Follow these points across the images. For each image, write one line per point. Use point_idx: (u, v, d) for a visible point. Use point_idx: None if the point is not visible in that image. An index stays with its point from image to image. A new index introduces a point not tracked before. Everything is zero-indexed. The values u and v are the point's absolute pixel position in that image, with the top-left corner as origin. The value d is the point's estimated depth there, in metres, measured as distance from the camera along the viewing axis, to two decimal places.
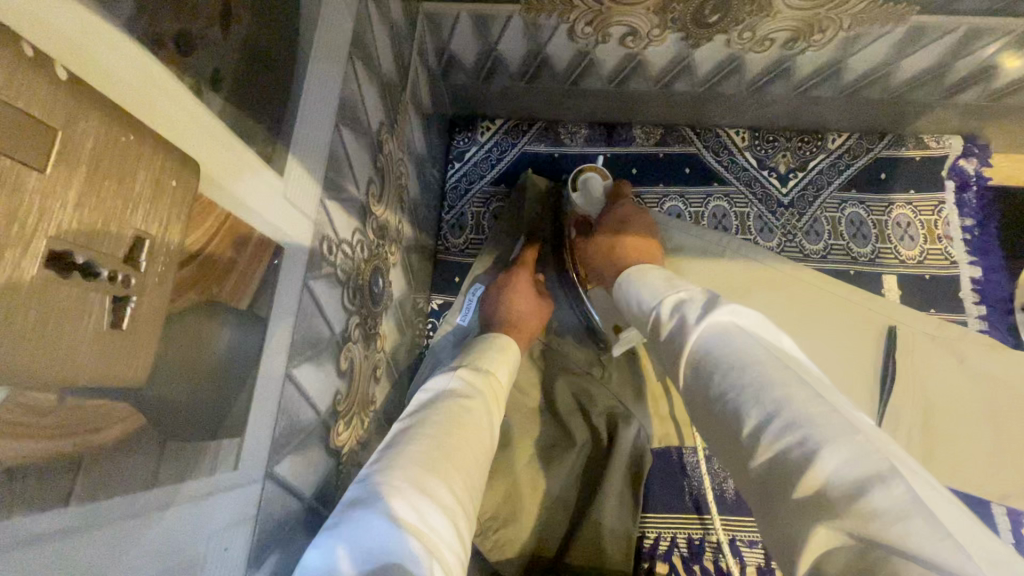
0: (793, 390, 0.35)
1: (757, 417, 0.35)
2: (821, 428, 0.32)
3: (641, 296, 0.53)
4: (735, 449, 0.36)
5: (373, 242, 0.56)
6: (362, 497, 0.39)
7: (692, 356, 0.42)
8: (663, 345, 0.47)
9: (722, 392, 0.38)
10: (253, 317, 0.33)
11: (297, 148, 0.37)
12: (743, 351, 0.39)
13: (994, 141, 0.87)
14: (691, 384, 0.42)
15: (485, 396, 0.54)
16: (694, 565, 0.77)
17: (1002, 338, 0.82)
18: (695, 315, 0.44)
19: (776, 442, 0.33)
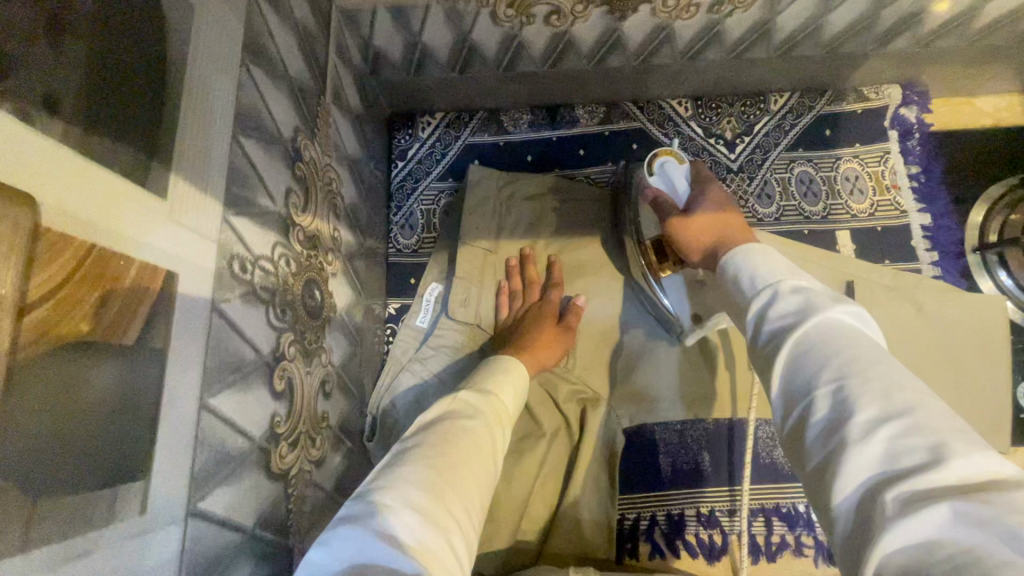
0: (921, 399, 0.34)
1: (873, 409, 0.33)
2: (948, 435, 0.31)
3: (750, 280, 0.48)
4: (827, 437, 0.35)
5: (302, 254, 0.54)
6: (357, 513, 0.42)
7: (810, 337, 0.39)
8: (774, 318, 0.43)
9: (839, 374, 0.36)
10: (146, 351, 0.31)
11: (183, 167, 0.35)
12: (871, 352, 0.37)
13: (931, 86, 0.87)
14: (799, 359, 0.39)
15: (487, 414, 0.56)
16: (676, 540, 0.77)
17: (956, 281, 0.83)
18: (822, 302, 0.42)
19: (888, 436, 0.32)
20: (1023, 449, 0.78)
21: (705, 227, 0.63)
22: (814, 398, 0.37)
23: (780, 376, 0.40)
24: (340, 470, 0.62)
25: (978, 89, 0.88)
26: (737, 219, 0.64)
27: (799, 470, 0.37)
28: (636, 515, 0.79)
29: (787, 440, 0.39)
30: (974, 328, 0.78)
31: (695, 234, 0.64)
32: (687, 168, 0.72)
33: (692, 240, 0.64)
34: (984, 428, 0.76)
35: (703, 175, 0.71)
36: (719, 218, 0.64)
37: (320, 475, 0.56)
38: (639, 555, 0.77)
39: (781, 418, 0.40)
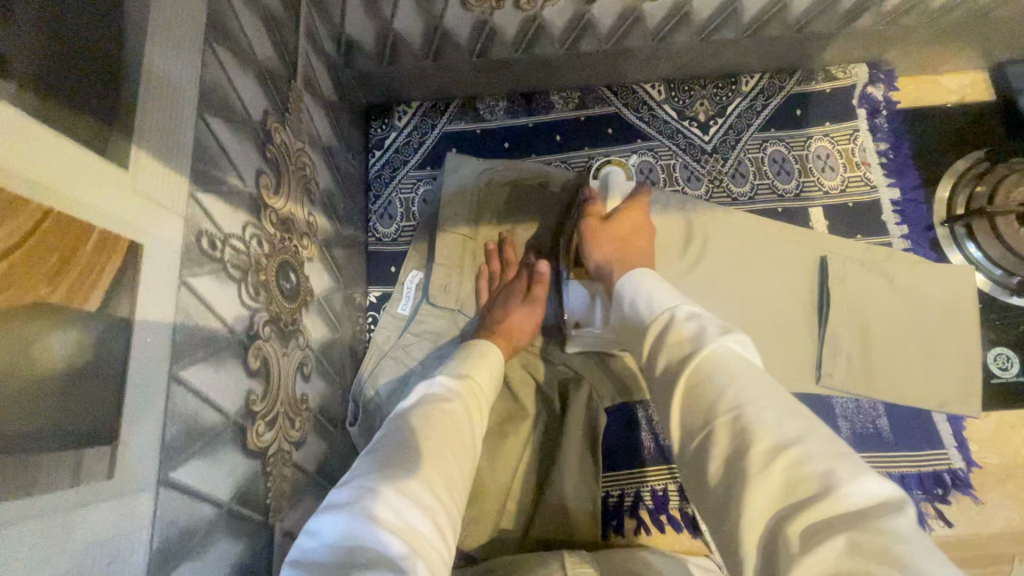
0: (813, 430, 0.37)
1: (768, 438, 0.36)
2: (837, 462, 0.34)
3: (649, 298, 0.55)
4: (733, 465, 0.37)
5: (275, 236, 0.54)
6: (343, 499, 0.41)
7: (700, 367, 0.44)
8: (670, 344, 0.48)
9: (735, 404, 0.39)
10: (110, 318, 0.31)
11: (145, 140, 0.35)
12: (755, 380, 0.41)
13: (897, 65, 0.89)
14: (695, 387, 0.43)
15: (465, 398, 0.57)
16: (660, 515, 0.78)
17: (926, 253, 0.85)
18: (710, 326, 0.47)
19: (783, 465, 0.35)
20: (994, 413, 0.80)
21: (614, 240, 0.73)
22: (716, 428, 0.40)
23: (682, 406, 0.44)
24: (322, 453, 0.63)
25: (942, 67, 0.90)
26: (644, 244, 0.74)
27: (703, 505, 0.40)
28: (620, 493, 0.80)
29: (693, 472, 0.41)
30: (945, 298, 0.80)
31: (605, 245, 0.73)
32: (627, 187, 0.84)
33: (600, 247, 0.73)
34: (957, 395, 0.77)
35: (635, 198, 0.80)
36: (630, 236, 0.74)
37: (300, 457, 0.57)
38: (625, 532, 0.78)
39: (685, 454, 0.43)
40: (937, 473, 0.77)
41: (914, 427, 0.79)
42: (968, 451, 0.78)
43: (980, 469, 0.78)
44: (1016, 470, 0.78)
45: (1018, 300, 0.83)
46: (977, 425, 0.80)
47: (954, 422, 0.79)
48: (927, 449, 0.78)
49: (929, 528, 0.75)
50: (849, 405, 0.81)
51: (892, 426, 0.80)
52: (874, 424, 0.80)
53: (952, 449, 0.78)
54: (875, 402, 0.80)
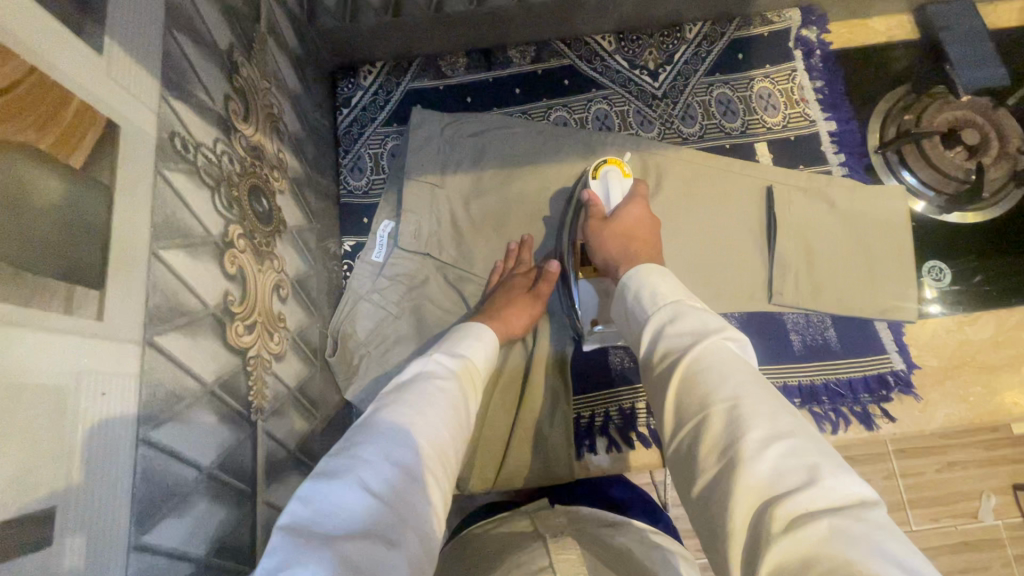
0: (803, 429, 0.38)
1: (761, 429, 0.37)
2: (823, 459, 0.35)
3: (652, 293, 0.54)
4: (722, 451, 0.37)
5: (245, 159, 0.57)
6: (339, 468, 0.43)
7: (699, 358, 0.44)
8: (670, 334, 0.48)
9: (734, 396, 0.39)
10: (91, 179, 0.35)
11: (117, 35, 0.39)
12: (752, 377, 0.42)
13: (828, 9, 0.96)
14: (692, 375, 0.43)
15: (462, 380, 0.58)
16: (629, 432, 0.83)
17: (862, 178, 0.91)
18: (715, 327, 0.47)
19: (774, 456, 0.35)
20: (930, 321, 0.87)
21: (615, 237, 0.71)
22: (710, 418, 0.39)
23: (673, 398, 0.44)
24: (302, 375, 0.66)
25: (870, 10, 0.97)
26: (651, 239, 0.72)
27: (682, 492, 0.41)
28: (591, 413, 0.84)
29: (676, 460, 0.42)
30: (881, 215, 0.86)
31: (608, 243, 0.71)
32: (630, 185, 0.79)
33: (606, 246, 0.71)
34: (895, 303, 0.84)
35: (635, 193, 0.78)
36: (635, 233, 0.72)
37: (280, 369, 0.60)
38: (596, 450, 0.83)
39: (671, 441, 0.43)
40: (881, 376, 0.84)
41: (859, 337, 0.85)
42: (908, 354, 0.85)
43: (919, 370, 0.85)
44: (953, 370, 0.85)
45: (952, 218, 0.89)
46: (916, 331, 0.87)
47: (894, 329, 0.86)
48: (871, 355, 0.85)
49: (875, 428, 0.83)
50: (799, 320, 0.87)
51: (839, 336, 0.86)
52: (823, 336, 0.86)
53: (893, 353, 0.85)
54: (823, 316, 0.86)
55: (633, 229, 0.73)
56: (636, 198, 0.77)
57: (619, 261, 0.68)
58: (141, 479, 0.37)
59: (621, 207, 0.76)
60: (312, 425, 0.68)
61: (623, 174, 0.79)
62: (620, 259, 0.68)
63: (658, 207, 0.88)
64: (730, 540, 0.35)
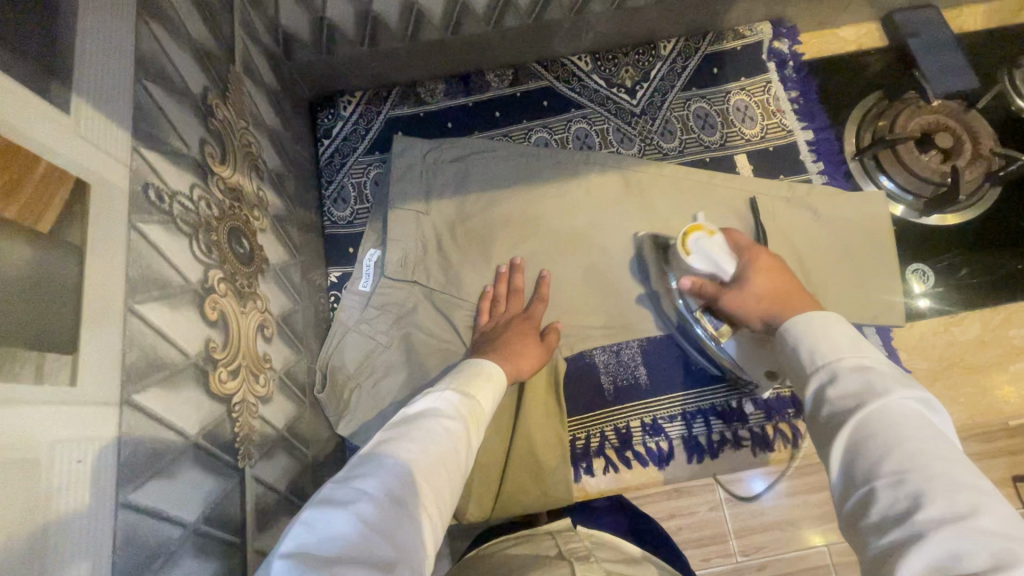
0: (992, 509, 0.36)
1: (937, 510, 0.36)
2: (1011, 545, 0.33)
3: (811, 346, 0.49)
4: (894, 525, 0.37)
5: (223, 202, 0.57)
6: (340, 497, 0.44)
7: (866, 423, 0.42)
8: (835, 398, 0.44)
9: (901, 469, 0.38)
10: (62, 241, 0.35)
11: (86, 93, 0.39)
12: (932, 445, 0.39)
13: (797, 21, 0.97)
14: (859, 441, 0.41)
15: (468, 417, 0.56)
16: (626, 452, 0.83)
17: (843, 185, 0.92)
18: (886, 387, 0.43)
19: (952, 539, 0.34)
20: (917, 323, 0.87)
21: (766, 301, 0.63)
22: (878, 491, 0.39)
23: (838, 464, 0.43)
24: (291, 415, 0.65)
25: (838, 20, 0.99)
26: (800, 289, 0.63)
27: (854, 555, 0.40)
28: (586, 436, 0.84)
29: (846, 526, 0.41)
30: (862, 221, 0.87)
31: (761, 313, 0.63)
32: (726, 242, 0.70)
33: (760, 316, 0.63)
34: (885, 308, 0.84)
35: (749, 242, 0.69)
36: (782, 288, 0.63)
37: (267, 412, 0.59)
38: (594, 471, 0.83)
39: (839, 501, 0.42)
40: None
41: None
42: (898, 358, 0.85)
43: (908, 374, 0.85)
44: (943, 371, 0.85)
45: (930, 220, 0.91)
46: (904, 335, 0.87)
47: (882, 334, 0.86)
48: None
49: None
50: None
51: None
52: None
53: (883, 358, 0.85)
54: None
55: (776, 285, 0.64)
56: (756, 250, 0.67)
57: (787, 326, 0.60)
58: (121, 545, 0.36)
59: (748, 265, 0.67)
60: (303, 464, 0.67)
61: (710, 235, 0.70)
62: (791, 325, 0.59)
63: (642, 221, 0.88)
64: None
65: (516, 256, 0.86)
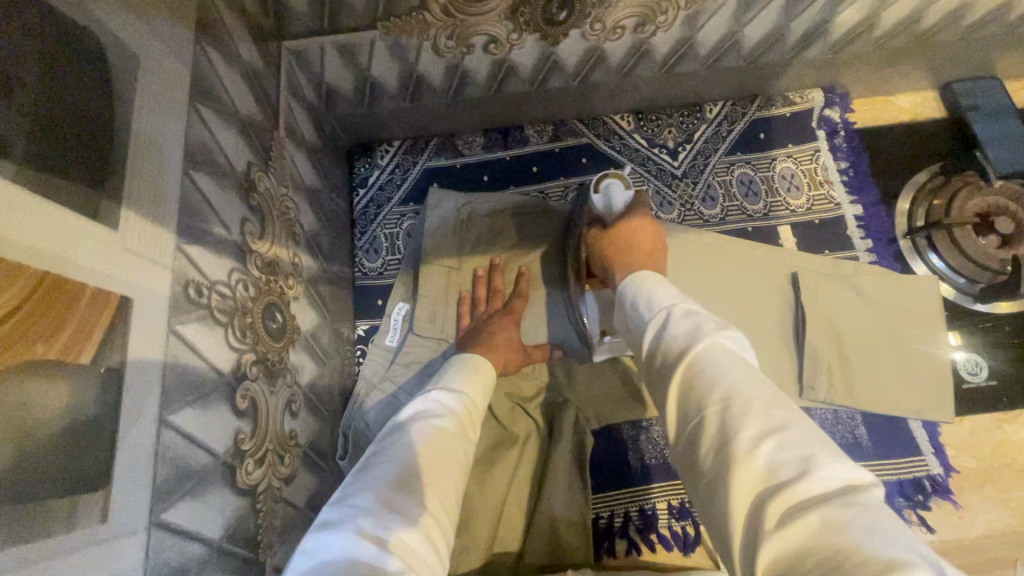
0: (796, 418, 0.38)
1: (754, 424, 0.37)
2: (814, 446, 0.35)
3: (649, 302, 0.53)
4: (719, 448, 0.38)
5: (261, 279, 0.56)
6: (337, 518, 0.44)
7: (695, 360, 0.44)
8: (667, 345, 0.47)
9: (725, 394, 0.40)
10: (102, 370, 0.34)
11: (134, 203, 0.38)
12: (748, 372, 0.41)
13: (851, 88, 0.94)
14: (689, 377, 0.43)
15: (459, 416, 0.60)
16: (651, 534, 0.80)
17: (892, 266, 0.88)
18: (711, 327, 0.46)
19: (767, 451, 0.35)
20: (968, 417, 0.83)
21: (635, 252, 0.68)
22: (705, 417, 0.40)
23: (676, 404, 0.44)
24: (312, 489, 0.64)
25: (894, 88, 0.95)
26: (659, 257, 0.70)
27: (693, 489, 0.41)
28: (609, 514, 0.82)
29: (682, 461, 0.42)
30: (910, 306, 0.83)
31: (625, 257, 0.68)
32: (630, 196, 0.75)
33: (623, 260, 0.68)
34: (932, 402, 0.80)
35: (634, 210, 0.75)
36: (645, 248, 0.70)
37: (290, 492, 0.58)
38: (617, 552, 0.80)
39: (679, 437, 0.43)
40: (917, 479, 0.80)
41: (894, 436, 0.81)
42: (945, 456, 0.81)
43: (956, 473, 0.80)
44: (992, 472, 0.80)
45: (985, 306, 0.86)
46: (953, 430, 0.83)
47: (930, 429, 0.82)
48: (908, 457, 0.80)
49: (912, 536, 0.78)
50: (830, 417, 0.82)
51: (871, 435, 0.82)
52: (854, 434, 0.81)
53: (930, 455, 0.81)
54: (853, 413, 0.82)
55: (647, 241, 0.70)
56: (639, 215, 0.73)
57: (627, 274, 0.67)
58: None
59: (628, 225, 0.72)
60: None
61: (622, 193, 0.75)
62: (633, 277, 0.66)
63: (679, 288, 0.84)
64: (735, 535, 0.35)
65: (495, 257, 0.87)
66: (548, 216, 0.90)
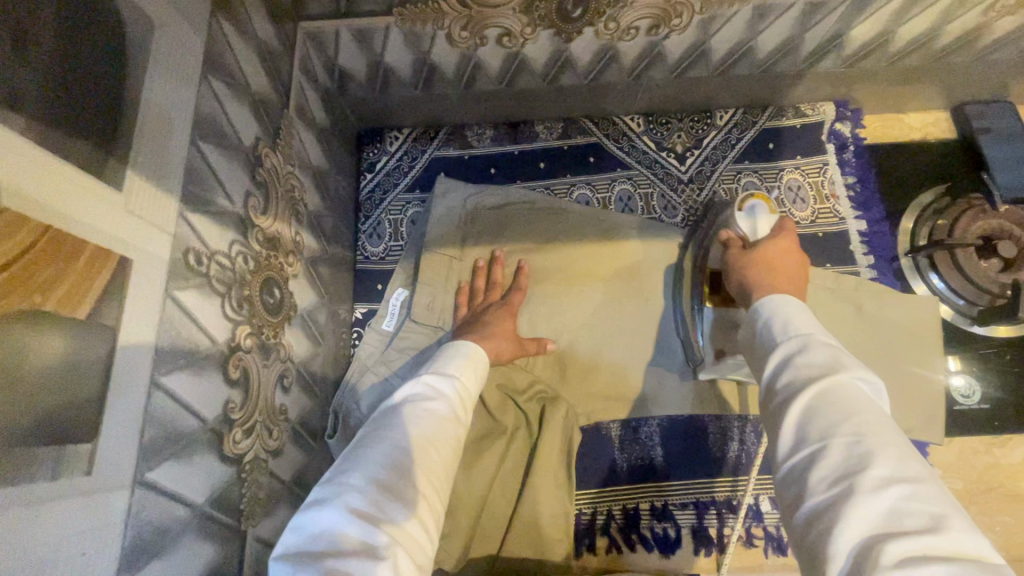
0: (925, 475, 0.39)
1: (885, 468, 0.39)
2: (945, 509, 0.37)
3: (784, 324, 0.53)
4: (840, 480, 0.40)
5: (261, 254, 0.57)
6: (327, 494, 0.47)
7: (826, 392, 0.44)
8: (795, 369, 0.48)
9: (859, 435, 0.41)
10: (97, 327, 0.34)
11: (141, 168, 0.39)
12: (883, 420, 0.43)
13: (863, 104, 0.94)
14: (817, 406, 0.44)
15: (450, 399, 0.60)
16: (632, 533, 0.81)
17: (892, 283, 0.88)
18: (853, 367, 0.46)
19: (897, 499, 0.38)
20: (956, 439, 0.83)
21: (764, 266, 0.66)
22: (830, 449, 0.41)
23: (790, 424, 0.45)
24: (299, 464, 0.65)
25: (907, 106, 0.95)
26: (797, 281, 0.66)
27: (785, 508, 0.43)
28: (592, 511, 0.82)
29: (782, 480, 0.44)
30: (907, 324, 0.83)
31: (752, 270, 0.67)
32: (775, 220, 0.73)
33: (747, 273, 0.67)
34: (922, 422, 0.80)
35: (784, 228, 0.71)
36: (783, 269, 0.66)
37: (276, 465, 0.59)
38: (597, 549, 0.81)
39: (783, 457, 0.45)
40: None
41: None
42: None
43: None
44: (977, 494, 0.81)
45: (982, 330, 0.86)
46: (940, 451, 0.83)
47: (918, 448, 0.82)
48: None
49: None
50: None
51: None
52: None
53: None
54: None
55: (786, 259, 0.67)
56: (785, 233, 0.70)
57: (754, 282, 0.65)
58: None
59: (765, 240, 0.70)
60: None
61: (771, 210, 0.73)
62: (761, 286, 0.64)
63: None
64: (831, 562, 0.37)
65: (497, 249, 0.87)
66: (552, 213, 0.91)
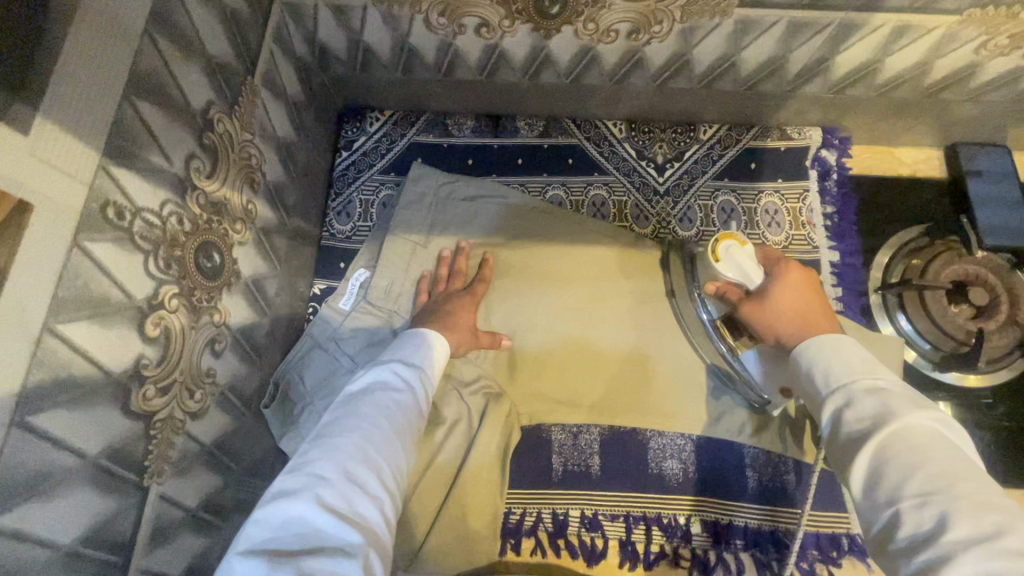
0: (1016, 525, 0.37)
1: (964, 529, 0.38)
2: None
3: (825, 372, 0.53)
4: (924, 546, 0.39)
5: (201, 218, 0.57)
6: (298, 485, 0.46)
7: (883, 446, 0.44)
8: (846, 426, 0.48)
9: (924, 493, 0.40)
10: None
11: (56, 117, 0.39)
12: (956, 466, 0.41)
13: (852, 133, 0.91)
14: (877, 464, 0.44)
15: (416, 391, 0.60)
16: (558, 540, 0.80)
17: (858, 319, 0.86)
18: (910, 408, 0.45)
19: (982, 558, 0.36)
20: None
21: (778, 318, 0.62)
22: (901, 513, 0.41)
23: (860, 488, 0.45)
24: (224, 429, 0.65)
25: (899, 140, 0.92)
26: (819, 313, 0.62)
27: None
28: (522, 512, 0.82)
29: (877, 550, 0.43)
30: None
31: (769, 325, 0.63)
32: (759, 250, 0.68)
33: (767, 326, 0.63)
34: None
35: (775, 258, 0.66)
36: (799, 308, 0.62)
37: (196, 428, 0.59)
38: (521, 550, 0.81)
39: (867, 525, 0.44)
40: (835, 536, 0.78)
41: (822, 489, 0.80)
42: None
43: None
44: None
45: (946, 376, 0.83)
46: None
47: None
48: (829, 511, 0.79)
49: None
50: (758, 456, 0.81)
51: (798, 483, 0.80)
52: (780, 479, 0.80)
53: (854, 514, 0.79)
54: (785, 457, 0.81)
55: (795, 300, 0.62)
56: (783, 267, 0.65)
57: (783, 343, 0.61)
58: None
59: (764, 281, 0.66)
60: (226, 478, 0.67)
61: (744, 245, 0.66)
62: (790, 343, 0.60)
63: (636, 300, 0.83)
64: None
65: (464, 240, 0.87)
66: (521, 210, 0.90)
